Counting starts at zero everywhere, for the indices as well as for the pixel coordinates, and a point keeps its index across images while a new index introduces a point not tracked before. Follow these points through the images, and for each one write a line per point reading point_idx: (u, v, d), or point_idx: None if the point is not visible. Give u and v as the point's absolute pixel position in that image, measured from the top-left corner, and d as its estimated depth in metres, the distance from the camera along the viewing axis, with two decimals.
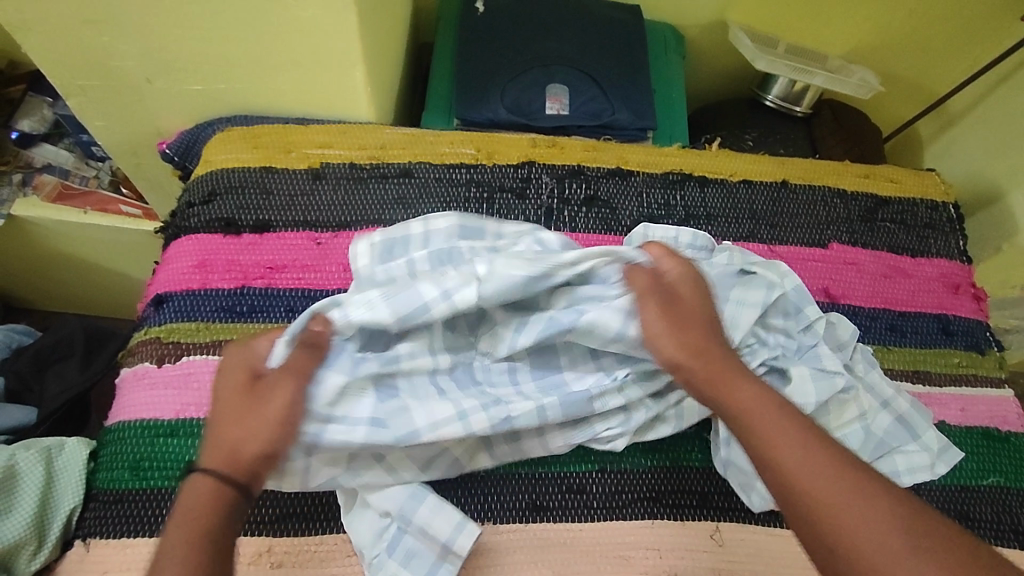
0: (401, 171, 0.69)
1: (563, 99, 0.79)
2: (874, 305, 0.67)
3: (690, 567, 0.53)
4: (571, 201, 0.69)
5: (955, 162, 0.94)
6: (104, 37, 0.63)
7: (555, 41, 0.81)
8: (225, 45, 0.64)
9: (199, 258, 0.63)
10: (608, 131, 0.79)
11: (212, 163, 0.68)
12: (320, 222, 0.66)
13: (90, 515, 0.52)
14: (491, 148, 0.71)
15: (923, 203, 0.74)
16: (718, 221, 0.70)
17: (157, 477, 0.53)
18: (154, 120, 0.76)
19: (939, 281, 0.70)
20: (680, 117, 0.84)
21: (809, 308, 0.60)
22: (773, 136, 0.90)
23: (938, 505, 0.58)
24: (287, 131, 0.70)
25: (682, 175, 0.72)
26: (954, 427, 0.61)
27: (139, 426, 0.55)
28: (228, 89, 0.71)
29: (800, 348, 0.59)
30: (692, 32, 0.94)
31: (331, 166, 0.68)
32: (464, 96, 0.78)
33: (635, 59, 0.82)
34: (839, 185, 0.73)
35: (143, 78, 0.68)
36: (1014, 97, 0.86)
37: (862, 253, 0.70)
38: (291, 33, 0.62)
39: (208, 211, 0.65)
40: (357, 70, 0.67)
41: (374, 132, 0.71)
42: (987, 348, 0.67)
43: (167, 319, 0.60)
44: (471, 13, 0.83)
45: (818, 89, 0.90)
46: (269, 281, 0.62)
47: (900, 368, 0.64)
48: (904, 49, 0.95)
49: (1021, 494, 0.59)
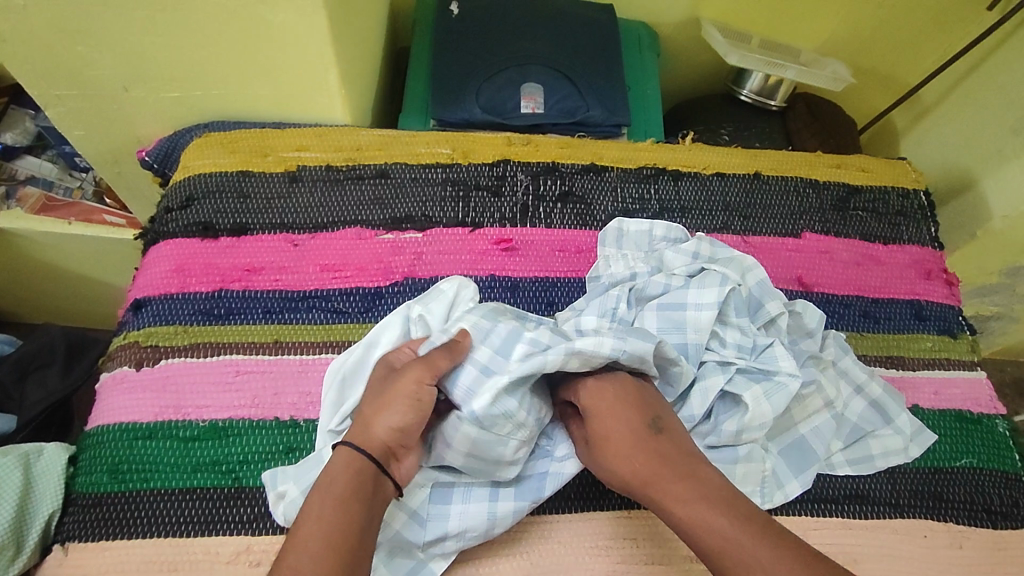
0: (377, 172, 0.70)
1: (538, 98, 0.80)
2: (848, 293, 0.68)
3: (667, 555, 0.54)
4: (546, 197, 0.70)
5: (930, 151, 0.95)
6: (79, 46, 0.63)
7: (528, 42, 0.82)
8: (198, 53, 0.65)
9: (177, 263, 0.63)
10: (583, 128, 0.80)
11: (190, 169, 0.69)
12: (297, 224, 0.66)
13: (70, 519, 0.52)
14: (466, 148, 0.72)
15: (895, 191, 0.75)
16: (692, 214, 0.71)
17: (137, 480, 0.53)
18: (133, 128, 0.76)
19: (911, 267, 0.71)
20: (655, 113, 0.85)
21: (770, 303, 0.59)
22: (749, 130, 0.91)
23: (912, 487, 0.58)
24: (263, 135, 0.71)
25: (656, 170, 0.73)
26: (927, 411, 0.62)
27: (119, 429, 0.55)
28: (204, 96, 0.71)
29: (755, 349, 0.58)
30: (666, 29, 0.95)
31: (307, 168, 0.69)
32: (441, 97, 0.79)
33: (608, 57, 0.83)
34: (812, 176, 0.74)
35: (119, 87, 0.69)
36: (984, 86, 0.87)
37: (834, 242, 0.71)
38: (262, 39, 0.63)
39: (185, 216, 0.66)
40: (330, 74, 0.68)
41: (349, 134, 0.71)
42: (960, 331, 0.68)
43: (146, 323, 0.60)
44: (446, 14, 0.84)
45: (791, 82, 0.91)
46: (246, 284, 0.63)
47: (873, 354, 0.65)
48: (876, 41, 0.96)
49: (994, 474, 0.60)
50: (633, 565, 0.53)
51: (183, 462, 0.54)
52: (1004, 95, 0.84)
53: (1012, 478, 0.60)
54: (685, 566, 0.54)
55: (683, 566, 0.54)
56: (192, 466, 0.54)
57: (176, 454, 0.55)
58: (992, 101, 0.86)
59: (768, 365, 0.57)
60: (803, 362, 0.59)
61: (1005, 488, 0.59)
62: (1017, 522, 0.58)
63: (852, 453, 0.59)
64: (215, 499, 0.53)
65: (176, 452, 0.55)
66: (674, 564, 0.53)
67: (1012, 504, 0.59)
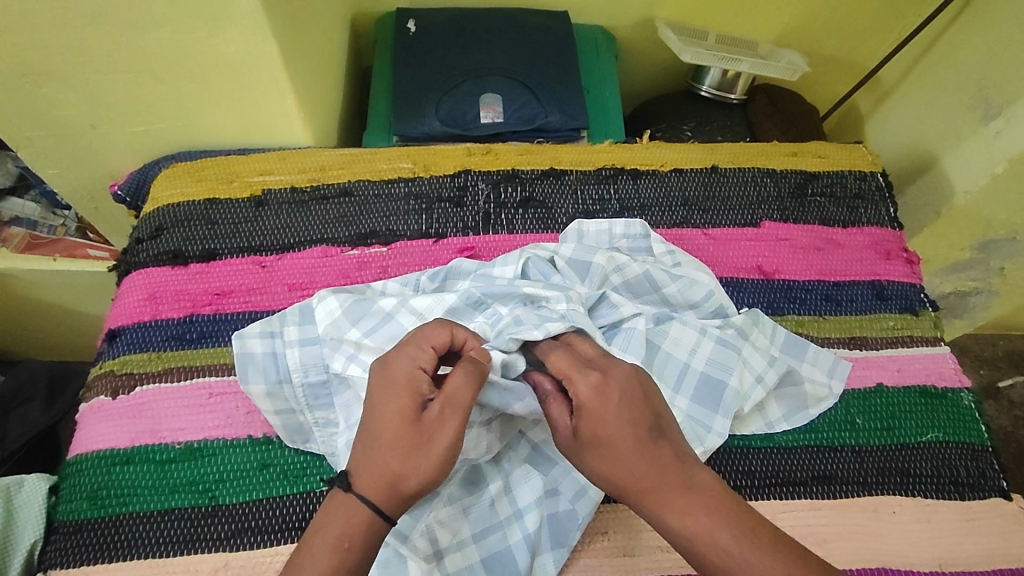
0: (340, 191, 0.71)
1: (497, 107, 0.82)
2: (809, 278, 0.69)
3: (637, 547, 0.55)
4: (507, 204, 0.71)
5: (893, 132, 0.96)
6: (44, 89, 0.65)
7: (485, 55, 0.84)
8: (159, 87, 0.67)
9: (149, 291, 0.65)
10: (543, 134, 0.82)
11: (159, 200, 0.70)
12: (264, 247, 0.68)
13: (52, 547, 0.53)
14: (427, 161, 0.74)
15: (852, 175, 0.76)
16: (652, 211, 0.72)
17: (115, 505, 0.55)
18: (104, 163, 0.78)
19: (871, 249, 0.72)
20: (616, 113, 0.87)
21: (733, 314, 0.62)
22: (711, 124, 0.93)
23: (879, 465, 0.59)
24: (229, 162, 0.72)
25: (614, 170, 0.74)
26: (891, 388, 0.63)
27: (97, 457, 0.57)
28: (170, 127, 0.73)
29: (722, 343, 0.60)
30: (624, 31, 0.97)
31: (272, 192, 0.71)
32: (401, 112, 0.81)
33: (565, 62, 0.85)
34: (768, 165, 0.75)
35: (87, 125, 0.71)
36: (938, 64, 0.88)
37: (794, 229, 0.72)
38: (218, 70, 0.65)
39: (156, 245, 0.68)
40: (288, 99, 0.70)
41: (312, 156, 0.73)
42: (921, 309, 0.68)
43: (121, 352, 0.62)
44: (403, 31, 0.86)
45: (748, 75, 0.92)
46: (217, 307, 0.64)
47: (836, 336, 0.66)
48: (831, 29, 0.98)
49: (960, 447, 0.61)
50: (604, 558, 0.54)
51: (161, 484, 0.56)
52: (954, 73, 0.85)
53: (977, 450, 0.61)
54: (656, 557, 0.54)
55: (654, 557, 0.54)
56: (169, 487, 0.56)
57: (153, 477, 0.56)
58: (944, 81, 0.87)
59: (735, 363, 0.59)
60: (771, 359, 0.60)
61: (971, 460, 0.60)
62: (985, 492, 0.59)
63: (786, 406, 0.61)
64: (193, 519, 0.54)
65: (153, 475, 0.56)
66: (645, 555, 0.54)
67: (978, 475, 0.60)
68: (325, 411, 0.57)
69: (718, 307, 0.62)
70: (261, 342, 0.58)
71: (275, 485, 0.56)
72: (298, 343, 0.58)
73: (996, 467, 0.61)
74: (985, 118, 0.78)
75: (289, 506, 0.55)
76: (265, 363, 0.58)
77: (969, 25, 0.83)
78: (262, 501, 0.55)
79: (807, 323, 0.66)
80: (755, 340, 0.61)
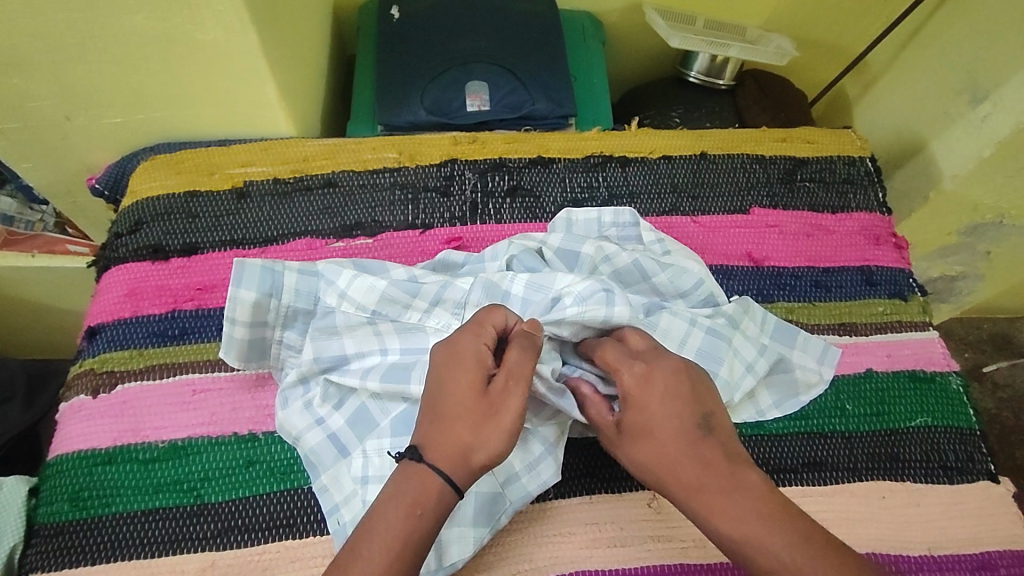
0: (324, 181, 0.70)
1: (483, 95, 0.80)
2: (798, 264, 0.69)
3: (629, 536, 0.54)
4: (495, 193, 0.70)
5: (881, 116, 0.96)
6: (14, 79, 0.63)
7: (471, 40, 0.83)
8: (136, 76, 0.65)
9: (130, 287, 0.63)
10: (530, 122, 0.81)
11: (137, 194, 0.69)
12: (247, 239, 0.67)
13: (32, 551, 0.52)
14: (412, 150, 0.72)
15: (840, 160, 0.76)
16: (641, 198, 0.71)
17: (98, 505, 0.54)
18: (81, 156, 0.76)
19: (860, 234, 0.71)
20: (603, 100, 0.86)
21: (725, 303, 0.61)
22: (699, 111, 0.92)
23: (869, 451, 0.59)
24: (209, 153, 0.71)
25: (603, 157, 0.73)
26: (881, 374, 0.63)
27: (77, 457, 0.55)
28: (148, 118, 0.71)
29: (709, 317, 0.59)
30: (612, 17, 0.96)
31: (254, 184, 0.69)
32: (385, 101, 0.79)
33: (552, 48, 0.84)
34: (757, 152, 0.75)
35: (62, 117, 0.69)
36: (924, 48, 0.88)
37: (783, 215, 0.71)
38: (196, 59, 0.63)
39: (136, 240, 0.66)
40: (269, 88, 0.68)
41: (295, 146, 0.72)
42: (910, 294, 0.68)
43: (101, 349, 0.60)
44: (386, 18, 0.84)
45: (737, 60, 0.92)
46: (199, 302, 0.63)
47: (826, 322, 0.66)
48: (819, 12, 0.97)
49: (948, 430, 0.61)
50: (596, 549, 0.54)
51: (144, 484, 0.55)
52: (942, 56, 0.85)
53: (966, 433, 0.61)
54: (648, 546, 0.54)
55: (647, 546, 0.54)
56: (154, 486, 0.54)
57: (137, 477, 0.55)
58: (932, 65, 0.87)
59: (729, 352, 0.58)
60: (763, 348, 0.60)
61: (960, 444, 0.61)
62: (973, 476, 0.59)
63: (777, 394, 0.60)
64: (179, 519, 0.53)
65: (137, 474, 0.55)
66: (637, 545, 0.54)
67: (967, 458, 0.60)
68: (296, 338, 0.58)
69: (707, 295, 0.61)
70: (299, 277, 0.57)
71: (257, 483, 0.55)
72: (297, 269, 0.58)
73: (984, 450, 0.61)
74: (973, 102, 0.78)
75: (278, 504, 0.54)
76: (291, 289, 0.57)
77: (956, 7, 0.83)
78: (244, 499, 0.54)
79: (797, 310, 0.66)
80: (746, 329, 0.60)
